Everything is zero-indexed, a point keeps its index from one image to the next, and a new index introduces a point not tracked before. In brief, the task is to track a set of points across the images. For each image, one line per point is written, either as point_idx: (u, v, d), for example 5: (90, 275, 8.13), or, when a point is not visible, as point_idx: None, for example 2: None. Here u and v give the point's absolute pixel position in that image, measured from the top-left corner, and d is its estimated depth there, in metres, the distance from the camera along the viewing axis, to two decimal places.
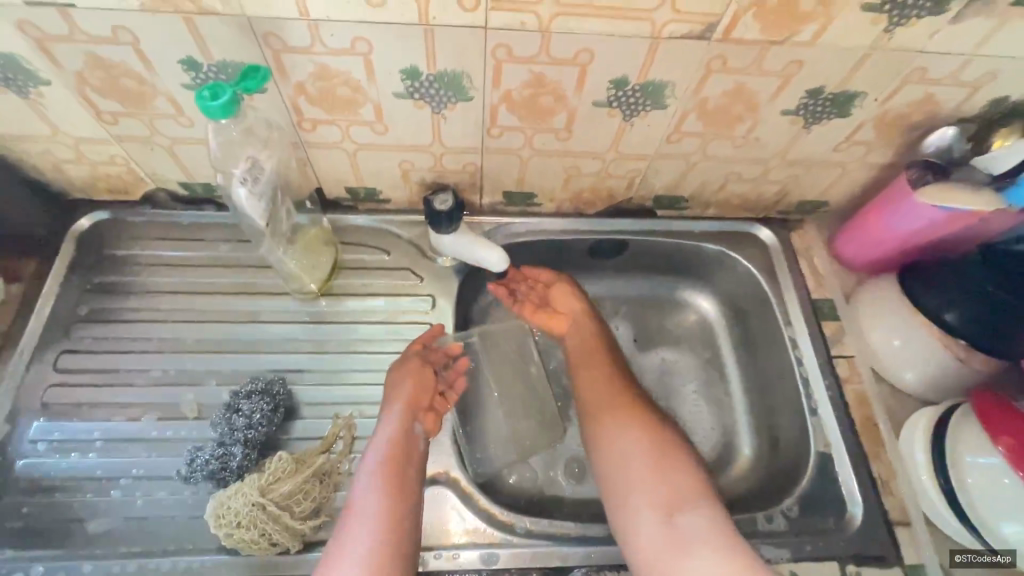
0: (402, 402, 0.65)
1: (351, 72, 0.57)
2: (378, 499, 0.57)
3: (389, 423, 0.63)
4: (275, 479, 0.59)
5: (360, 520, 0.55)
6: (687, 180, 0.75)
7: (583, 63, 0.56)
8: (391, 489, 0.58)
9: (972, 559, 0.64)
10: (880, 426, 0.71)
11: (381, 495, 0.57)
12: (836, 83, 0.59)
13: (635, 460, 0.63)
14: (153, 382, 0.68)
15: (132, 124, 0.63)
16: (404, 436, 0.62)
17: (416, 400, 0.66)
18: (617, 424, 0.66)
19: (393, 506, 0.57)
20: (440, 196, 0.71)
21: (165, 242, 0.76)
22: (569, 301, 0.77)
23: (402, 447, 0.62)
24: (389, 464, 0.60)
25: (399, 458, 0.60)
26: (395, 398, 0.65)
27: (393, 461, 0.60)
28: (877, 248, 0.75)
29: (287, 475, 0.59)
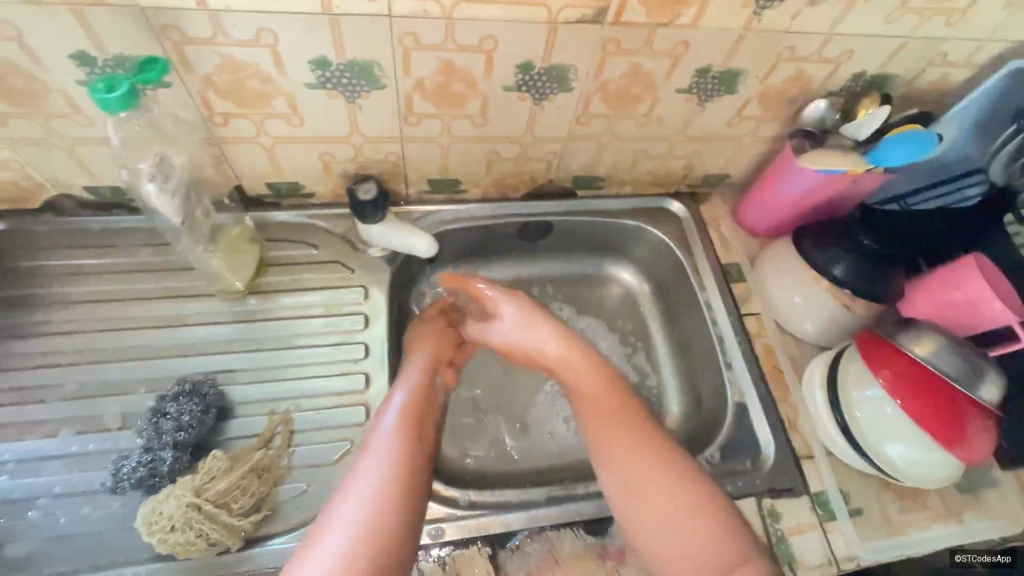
0: (426, 357, 0.70)
1: (259, 63, 0.57)
2: (394, 436, 0.58)
3: (409, 378, 0.67)
4: (208, 479, 0.58)
5: (374, 452, 0.56)
6: (601, 160, 0.80)
7: (489, 49, 0.59)
8: (406, 431, 0.59)
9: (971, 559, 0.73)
10: (785, 373, 0.78)
11: (397, 432, 0.59)
12: (720, 63, 0.65)
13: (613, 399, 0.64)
14: (70, 396, 0.65)
15: (24, 124, 0.60)
16: (423, 387, 0.66)
17: (437, 355, 0.71)
18: (586, 381, 0.66)
19: (406, 445, 0.58)
20: (362, 187, 0.73)
21: (74, 251, 0.73)
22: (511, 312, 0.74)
23: (422, 397, 0.65)
24: (409, 411, 0.62)
25: (415, 405, 0.63)
26: (414, 354, 0.71)
27: (409, 409, 0.62)
28: (772, 214, 0.83)
29: (223, 474, 0.59)
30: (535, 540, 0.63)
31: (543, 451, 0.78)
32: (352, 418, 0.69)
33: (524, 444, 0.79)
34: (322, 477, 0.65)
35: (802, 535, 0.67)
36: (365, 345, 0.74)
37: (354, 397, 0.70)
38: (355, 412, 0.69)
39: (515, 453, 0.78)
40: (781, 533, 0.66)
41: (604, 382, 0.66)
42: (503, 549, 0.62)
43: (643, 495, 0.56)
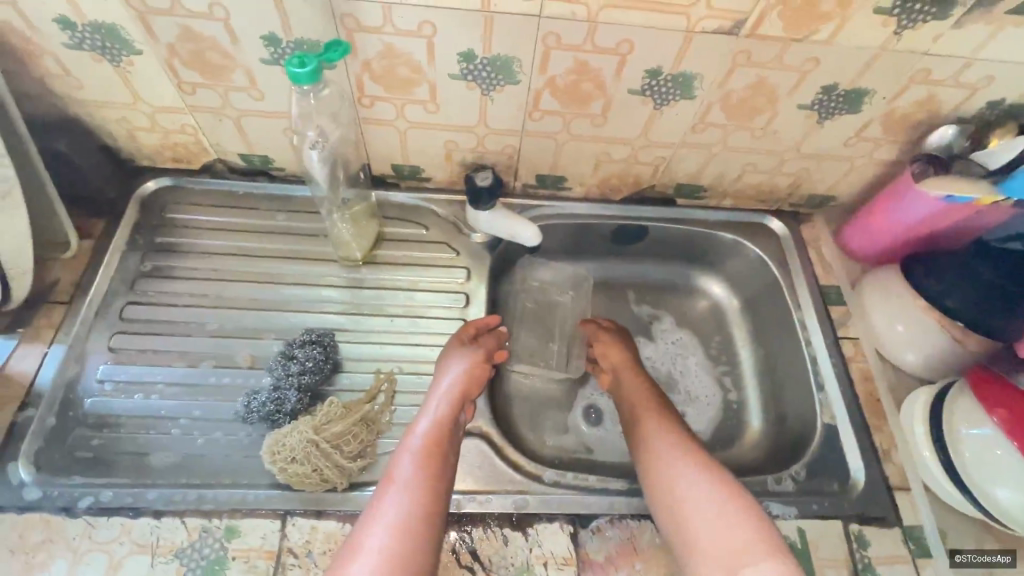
0: (456, 387, 0.68)
1: (415, 53, 0.63)
2: (417, 476, 0.58)
3: (436, 407, 0.65)
4: (325, 421, 0.66)
5: (397, 489, 0.58)
6: (708, 170, 0.81)
7: (623, 53, 0.63)
8: (431, 471, 0.59)
9: (971, 558, 0.66)
10: (882, 402, 0.76)
11: (419, 471, 0.59)
12: (848, 81, 0.66)
13: (666, 450, 0.65)
14: (209, 334, 0.74)
15: (208, 94, 0.69)
16: (446, 421, 0.64)
17: (465, 388, 0.68)
18: (650, 426, 0.68)
19: (428, 486, 0.58)
20: (481, 174, 0.78)
21: (221, 209, 0.82)
22: (611, 350, 0.79)
23: (446, 431, 0.64)
24: (431, 445, 0.61)
25: (438, 440, 0.62)
26: (443, 381, 0.69)
27: (433, 444, 0.62)
28: (879, 238, 0.81)
29: (338, 418, 0.66)
30: (615, 526, 0.64)
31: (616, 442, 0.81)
32: None
33: (598, 431, 0.82)
34: None
35: (890, 566, 0.64)
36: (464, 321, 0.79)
37: None
38: None
39: (591, 438, 0.82)
40: (868, 561, 0.64)
41: (659, 430, 0.67)
42: (585, 529, 0.64)
43: (691, 536, 0.58)
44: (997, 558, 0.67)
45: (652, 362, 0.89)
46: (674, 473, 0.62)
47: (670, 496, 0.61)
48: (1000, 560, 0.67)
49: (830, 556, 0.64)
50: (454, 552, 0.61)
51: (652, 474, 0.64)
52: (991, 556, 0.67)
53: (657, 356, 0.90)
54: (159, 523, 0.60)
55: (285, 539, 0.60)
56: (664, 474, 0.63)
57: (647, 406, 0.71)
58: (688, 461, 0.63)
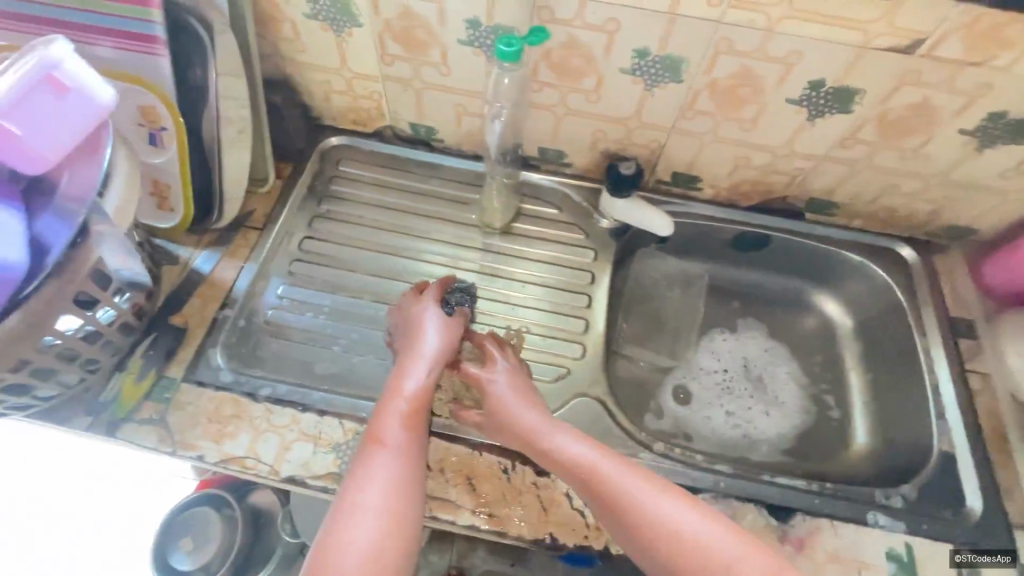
0: (436, 354, 0.68)
1: (594, 46, 0.71)
2: (405, 440, 0.60)
3: (421, 369, 0.66)
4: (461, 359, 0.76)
5: (390, 453, 0.59)
6: (845, 186, 0.83)
7: (791, 62, 0.67)
8: (418, 434, 0.62)
9: (971, 558, 0.65)
10: (1008, 440, 0.74)
11: (409, 434, 0.61)
12: (1019, 109, 0.66)
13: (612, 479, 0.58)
14: (370, 274, 0.86)
15: (403, 66, 0.80)
16: (430, 385, 0.65)
17: (445, 354, 0.69)
18: (599, 464, 0.59)
19: (417, 449, 0.61)
20: (625, 164, 0.84)
21: (386, 170, 0.94)
22: (502, 392, 0.67)
23: (428, 394, 0.65)
24: (416, 408, 0.63)
25: (423, 404, 0.64)
26: (422, 345, 0.69)
27: (418, 408, 0.63)
28: (1022, 276, 0.80)
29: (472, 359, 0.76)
30: (718, 503, 0.68)
31: (705, 423, 0.86)
32: (569, 351, 0.82)
33: (685, 411, 0.87)
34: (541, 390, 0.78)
35: None
36: (589, 297, 0.86)
37: (573, 335, 0.83)
38: (573, 347, 0.82)
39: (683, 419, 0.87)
40: None
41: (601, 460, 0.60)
42: None
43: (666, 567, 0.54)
44: (996, 557, 0.66)
45: (746, 362, 0.92)
46: (631, 505, 0.56)
47: (633, 530, 0.55)
48: (999, 560, 0.66)
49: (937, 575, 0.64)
50: (569, 494, 0.67)
51: (606, 505, 0.58)
52: (990, 556, 0.66)
53: (756, 358, 0.93)
54: (321, 419, 0.70)
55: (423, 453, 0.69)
56: (617, 505, 0.57)
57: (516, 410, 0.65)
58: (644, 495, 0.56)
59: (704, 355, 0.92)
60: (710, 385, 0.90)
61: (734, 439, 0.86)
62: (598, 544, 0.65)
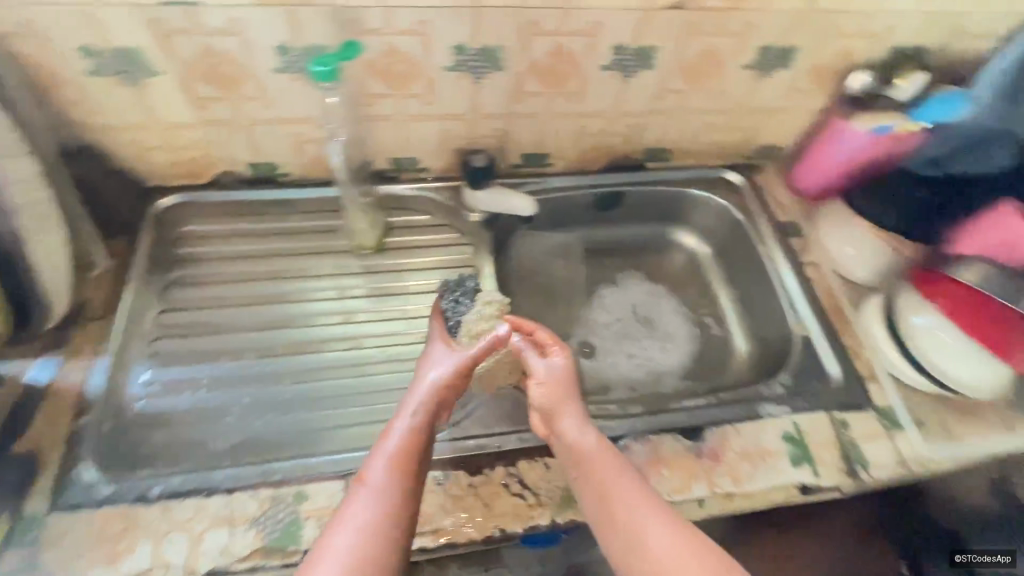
0: (435, 389, 0.65)
1: (412, 50, 0.71)
2: (390, 478, 0.57)
3: (416, 408, 0.64)
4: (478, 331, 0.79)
5: (370, 492, 0.56)
6: (671, 133, 0.92)
7: (593, 33, 0.73)
8: (411, 474, 0.58)
9: None
10: (844, 312, 0.88)
11: (396, 476, 0.57)
12: (779, 40, 0.78)
13: (605, 475, 0.60)
14: (246, 329, 0.80)
15: (220, 107, 0.75)
16: (429, 423, 0.63)
17: (447, 391, 0.67)
18: (603, 466, 0.60)
19: (403, 494, 0.56)
20: (476, 157, 0.87)
21: (237, 219, 0.88)
22: (560, 368, 0.68)
23: (424, 437, 0.61)
24: (408, 448, 0.59)
25: (415, 444, 0.60)
26: (422, 381, 0.66)
27: (408, 449, 0.60)
28: (823, 177, 0.94)
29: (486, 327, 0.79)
30: (639, 442, 0.73)
31: (614, 371, 0.93)
32: None
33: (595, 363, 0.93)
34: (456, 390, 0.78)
35: (871, 441, 0.76)
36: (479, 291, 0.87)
37: None
38: None
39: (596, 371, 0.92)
40: (853, 440, 0.76)
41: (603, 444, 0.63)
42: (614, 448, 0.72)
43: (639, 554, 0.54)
44: None
45: (635, 308, 1.00)
46: (613, 495, 0.58)
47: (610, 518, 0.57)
48: None
49: (822, 440, 0.75)
50: (505, 483, 0.69)
51: (594, 492, 0.59)
52: None
53: (641, 300, 1.02)
54: (230, 498, 0.64)
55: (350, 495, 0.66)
56: (603, 491, 0.59)
57: (559, 385, 0.67)
58: (626, 481, 0.59)
59: (600, 311, 0.99)
60: (610, 336, 0.97)
61: (643, 378, 0.93)
62: (545, 520, 0.66)
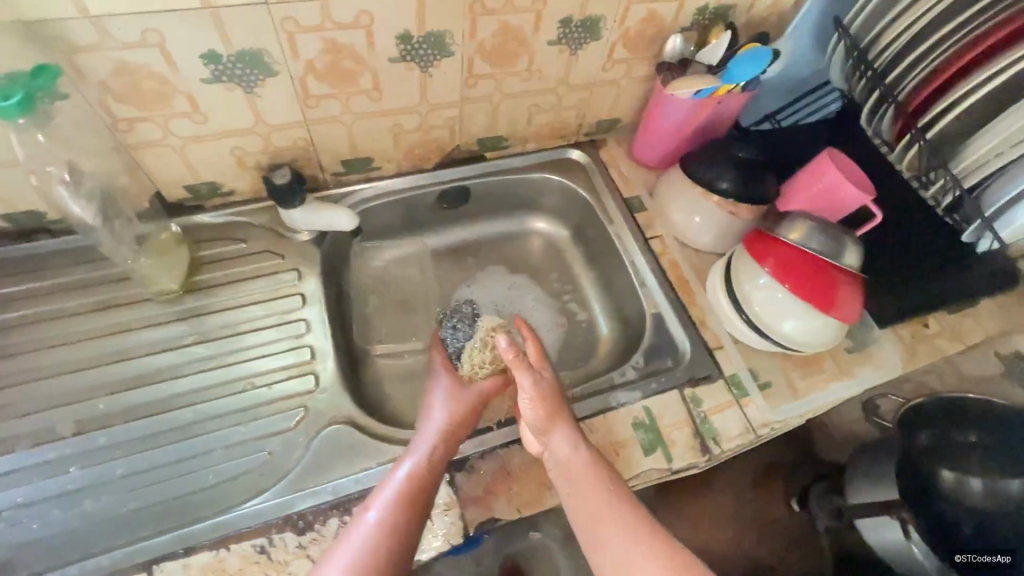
0: (447, 425, 0.65)
1: (151, 64, 0.61)
2: (391, 514, 0.57)
3: (428, 441, 0.64)
4: (482, 366, 0.72)
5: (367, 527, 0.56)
6: (499, 119, 0.87)
7: (366, 24, 0.65)
8: (413, 511, 0.58)
9: (971, 557, 0.90)
10: (692, 283, 0.87)
11: (396, 514, 0.57)
12: (578, 12, 0.74)
13: (590, 484, 0.61)
14: (20, 413, 0.68)
15: None
16: (442, 459, 0.63)
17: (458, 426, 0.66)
18: (597, 486, 0.61)
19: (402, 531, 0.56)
20: (278, 173, 0.77)
21: (1, 281, 0.74)
22: (546, 386, 0.67)
23: (433, 472, 0.61)
24: (414, 484, 0.59)
25: (422, 477, 0.60)
26: (432, 414, 0.67)
27: (413, 488, 0.59)
28: (659, 146, 0.92)
29: (492, 359, 0.73)
30: (487, 459, 0.69)
31: None
32: (300, 386, 0.74)
33: None
34: (283, 441, 0.70)
35: (721, 412, 0.76)
36: (305, 322, 0.79)
37: (299, 367, 0.75)
38: (303, 379, 0.75)
39: None
40: (704, 415, 0.75)
41: (598, 468, 0.62)
42: (460, 471, 0.67)
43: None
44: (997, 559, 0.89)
45: (498, 307, 0.96)
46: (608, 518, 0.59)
47: (602, 539, 0.59)
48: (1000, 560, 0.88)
49: (674, 420, 0.74)
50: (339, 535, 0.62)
51: (588, 511, 0.60)
52: (991, 558, 0.89)
53: (504, 298, 0.97)
54: None
55: None
56: (598, 512, 0.60)
57: (557, 404, 0.66)
58: (626, 507, 0.60)
59: None
60: None
61: None
62: None
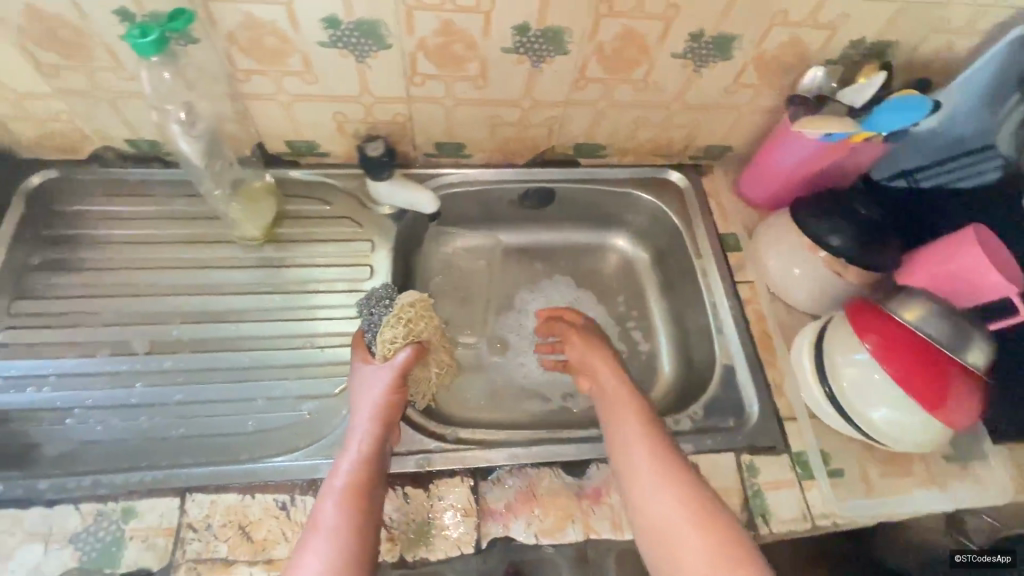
0: (374, 413, 0.63)
1: (276, 21, 0.63)
2: (342, 515, 0.55)
3: (360, 434, 0.62)
4: (394, 340, 0.68)
5: (322, 534, 0.54)
6: (601, 127, 0.82)
7: (486, 10, 0.63)
8: (360, 505, 0.56)
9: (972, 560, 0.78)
10: (775, 340, 0.79)
11: (347, 511, 0.55)
12: (713, 27, 0.67)
13: (628, 417, 0.65)
14: (107, 322, 0.74)
15: (74, 77, 0.68)
16: (374, 452, 0.61)
17: (387, 414, 0.64)
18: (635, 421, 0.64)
19: (357, 528, 0.55)
20: (372, 145, 0.77)
21: (115, 199, 0.81)
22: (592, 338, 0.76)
23: (371, 467, 0.60)
24: (356, 484, 0.58)
25: (364, 474, 0.58)
26: (358, 405, 0.64)
27: (358, 483, 0.58)
28: (769, 185, 0.84)
29: (404, 331, 0.69)
30: (515, 476, 0.66)
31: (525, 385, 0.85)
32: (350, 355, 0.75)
33: (507, 374, 0.86)
34: (323, 406, 0.71)
35: (778, 490, 0.68)
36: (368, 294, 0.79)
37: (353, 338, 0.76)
38: None
39: (506, 380, 0.85)
40: (757, 488, 0.68)
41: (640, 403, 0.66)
42: (485, 480, 0.65)
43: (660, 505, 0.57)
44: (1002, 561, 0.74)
45: None
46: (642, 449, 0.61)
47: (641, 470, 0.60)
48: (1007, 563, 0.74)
49: (722, 485, 0.68)
50: None
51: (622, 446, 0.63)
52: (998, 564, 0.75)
53: (564, 311, 0.93)
54: (51, 512, 0.60)
55: (184, 515, 0.61)
56: (632, 444, 0.62)
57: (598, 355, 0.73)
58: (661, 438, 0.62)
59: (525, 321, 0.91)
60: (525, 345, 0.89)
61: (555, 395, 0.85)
62: (392, 557, 0.60)
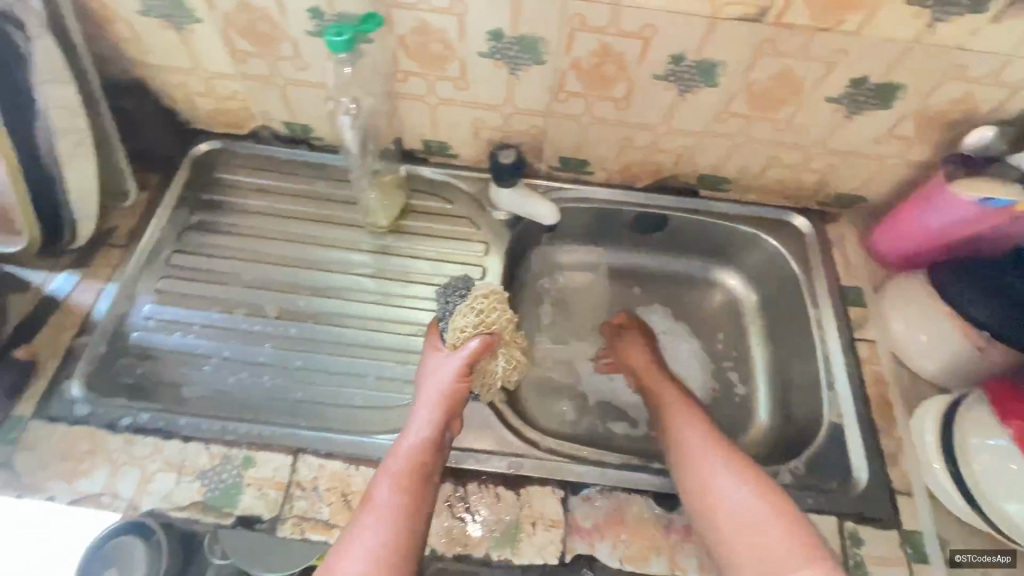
0: (435, 403, 0.64)
1: (447, 30, 0.67)
2: (396, 499, 0.58)
3: (420, 420, 0.64)
4: (465, 329, 0.67)
5: (376, 514, 0.57)
6: (731, 161, 0.81)
7: (647, 36, 0.64)
8: (411, 491, 0.59)
9: None
10: (893, 406, 0.74)
11: (400, 496, 0.58)
12: (878, 74, 0.65)
13: (688, 421, 0.68)
14: (245, 284, 0.81)
15: (258, 63, 0.76)
16: (430, 440, 0.62)
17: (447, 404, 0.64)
18: (692, 424, 0.68)
19: (412, 513, 0.57)
20: (504, 152, 0.81)
21: (265, 173, 0.88)
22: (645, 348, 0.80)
23: (428, 455, 0.62)
24: (411, 470, 0.60)
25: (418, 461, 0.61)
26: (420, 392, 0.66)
27: (412, 470, 0.60)
28: (907, 243, 0.79)
29: (476, 321, 0.67)
30: (604, 497, 0.66)
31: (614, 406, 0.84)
32: None
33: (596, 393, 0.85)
34: None
35: (883, 566, 0.64)
36: None
37: None
38: None
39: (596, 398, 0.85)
40: (860, 560, 0.64)
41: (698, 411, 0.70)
42: (574, 495, 0.66)
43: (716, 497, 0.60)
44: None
45: None
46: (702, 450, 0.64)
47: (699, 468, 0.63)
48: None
49: None
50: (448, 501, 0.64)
51: (681, 447, 0.66)
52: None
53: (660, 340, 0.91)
54: (186, 447, 0.66)
55: (295, 473, 0.65)
56: (692, 444, 0.65)
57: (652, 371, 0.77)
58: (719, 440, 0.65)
59: None
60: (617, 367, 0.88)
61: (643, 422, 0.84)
62: (479, 552, 0.61)
